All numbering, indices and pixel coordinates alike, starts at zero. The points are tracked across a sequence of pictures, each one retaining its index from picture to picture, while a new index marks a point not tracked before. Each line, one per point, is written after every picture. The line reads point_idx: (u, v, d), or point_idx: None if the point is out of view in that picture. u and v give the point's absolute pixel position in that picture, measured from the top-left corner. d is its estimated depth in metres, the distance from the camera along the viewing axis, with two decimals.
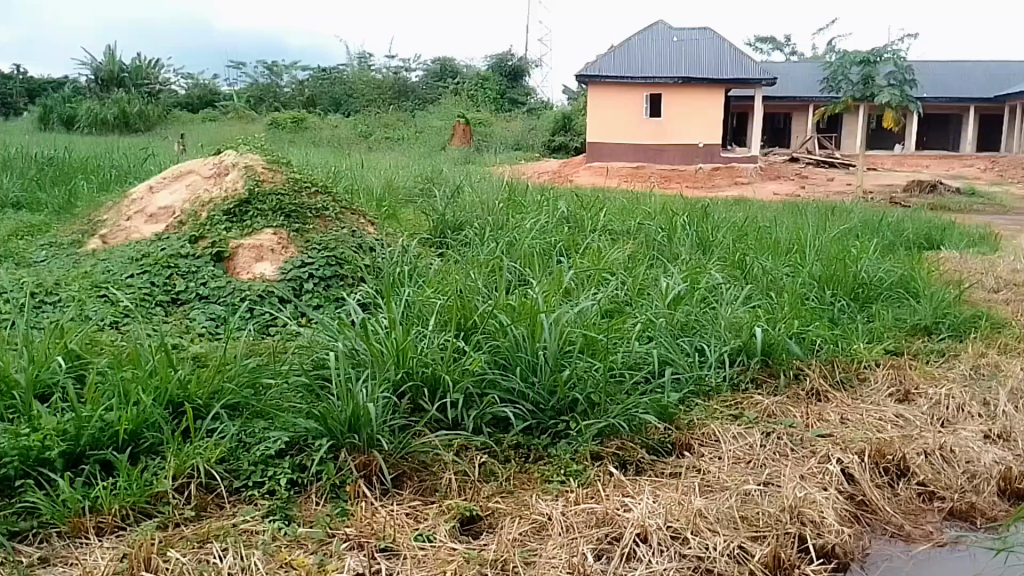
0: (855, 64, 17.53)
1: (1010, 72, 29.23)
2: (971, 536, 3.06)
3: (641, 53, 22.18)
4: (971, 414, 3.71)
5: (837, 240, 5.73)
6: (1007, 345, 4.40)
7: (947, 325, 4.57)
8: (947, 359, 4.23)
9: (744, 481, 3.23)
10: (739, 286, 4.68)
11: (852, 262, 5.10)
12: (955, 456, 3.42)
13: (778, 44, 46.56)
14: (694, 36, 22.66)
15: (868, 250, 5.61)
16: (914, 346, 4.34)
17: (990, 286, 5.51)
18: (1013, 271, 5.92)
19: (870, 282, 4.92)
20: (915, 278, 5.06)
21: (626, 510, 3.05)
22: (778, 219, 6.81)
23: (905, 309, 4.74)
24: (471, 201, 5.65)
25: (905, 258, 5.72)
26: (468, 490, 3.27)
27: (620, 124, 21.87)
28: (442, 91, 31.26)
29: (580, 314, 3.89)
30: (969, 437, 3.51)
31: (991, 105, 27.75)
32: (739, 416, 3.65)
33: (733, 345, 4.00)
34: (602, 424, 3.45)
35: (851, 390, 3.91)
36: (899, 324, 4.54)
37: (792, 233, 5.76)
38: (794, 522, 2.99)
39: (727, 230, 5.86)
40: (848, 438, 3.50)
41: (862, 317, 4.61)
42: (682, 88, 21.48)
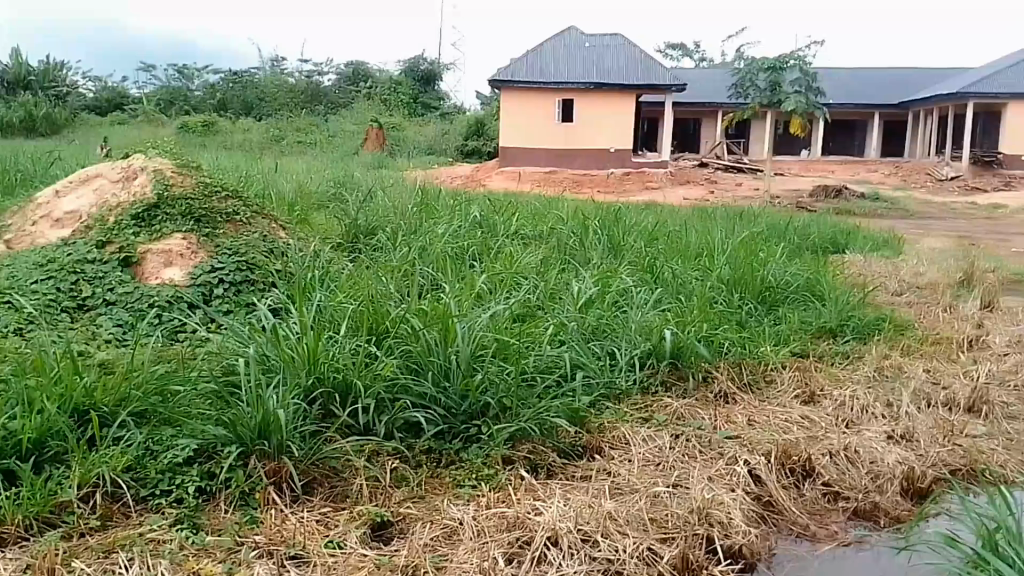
0: (762, 70, 19.08)
1: (914, 80, 29.91)
2: (875, 536, 3.06)
3: (553, 59, 22.41)
4: (874, 415, 3.76)
5: (746, 245, 5.81)
6: (910, 346, 4.53)
7: (852, 327, 4.67)
8: (852, 361, 4.33)
9: (654, 483, 3.25)
10: (649, 290, 4.68)
11: (760, 266, 5.20)
12: (859, 457, 3.43)
13: (687, 51, 46.89)
14: (606, 42, 23.00)
15: (775, 253, 5.75)
16: (820, 349, 4.43)
17: (893, 289, 5.67)
18: (915, 275, 6.09)
19: (777, 285, 5.02)
20: (821, 282, 5.18)
21: (537, 514, 3.05)
22: (688, 224, 6.89)
23: (811, 311, 4.83)
24: (384, 204, 5.62)
25: (811, 263, 5.83)
26: (380, 496, 3.25)
27: (533, 129, 21.96)
28: (354, 96, 31.26)
29: (491, 319, 3.88)
30: (873, 437, 3.54)
31: (894, 111, 28.42)
32: (649, 418, 3.68)
33: (643, 349, 4.04)
34: (512, 428, 3.44)
35: (758, 393, 3.97)
36: (806, 326, 4.64)
37: (703, 239, 5.87)
38: (702, 524, 3.00)
39: (639, 234, 5.92)
40: (755, 440, 3.53)
41: (770, 321, 4.69)
42: (593, 94, 21.73)
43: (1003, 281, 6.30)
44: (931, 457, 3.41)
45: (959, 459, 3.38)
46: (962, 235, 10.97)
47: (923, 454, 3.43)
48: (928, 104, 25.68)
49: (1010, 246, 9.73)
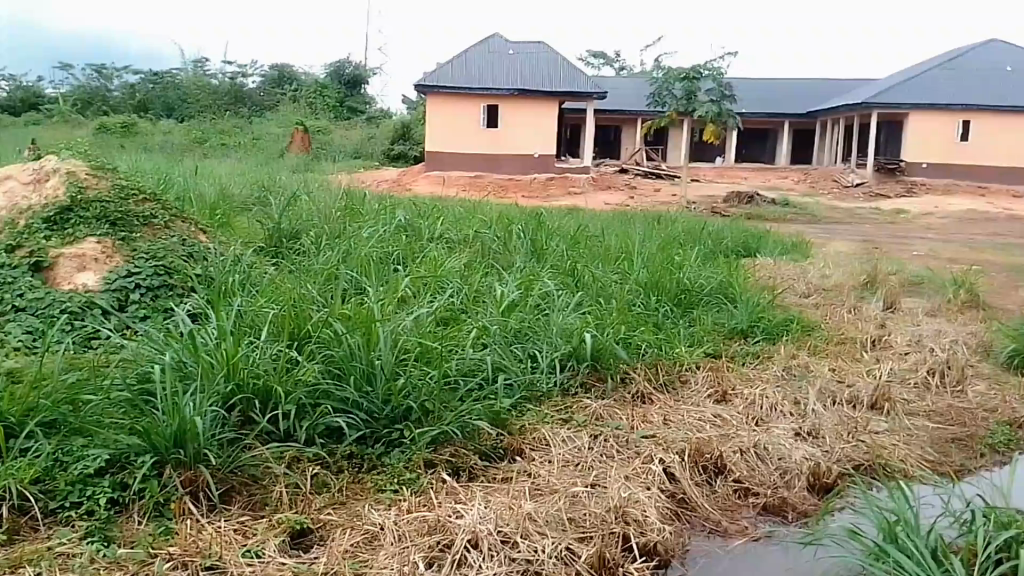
0: (678, 80, 19.41)
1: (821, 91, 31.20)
2: (782, 530, 3.16)
3: (477, 67, 23.11)
4: (784, 413, 3.90)
5: (663, 250, 5.97)
6: (817, 346, 4.71)
7: (762, 328, 4.83)
8: (762, 361, 4.48)
9: (572, 483, 3.29)
10: (570, 294, 4.73)
11: (676, 270, 5.35)
12: (768, 453, 3.54)
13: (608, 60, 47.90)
14: (528, 51, 24.02)
15: (691, 257, 5.89)
16: (732, 349, 4.57)
17: (801, 291, 5.88)
18: (822, 278, 6.34)
19: (692, 288, 5.17)
20: (734, 284, 5.32)
21: (457, 517, 3.05)
22: (609, 229, 7.06)
23: (724, 313, 4.97)
24: (308, 208, 5.56)
25: (725, 266, 5.98)
26: (300, 502, 3.20)
27: (459, 133, 22.40)
28: (280, 98, 31.69)
29: (414, 322, 3.89)
30: (781, 435, 3.67)
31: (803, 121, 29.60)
32: (569, 419, 3.73)
33: (563, 351, 4.08)
34: (434, 432, 3.44)
35: (673, 392, 4.08)
36: (718, 328, 4.78)
37: (622, 244, 5.99)
38: (618, 522, 3.05)
39: (562, 239, 6.00)
40: (670, 438, 3.61)
41: (684, 322, 4.81)
42: (518, 100, 22.24)
43: (904, 283, 6.59)
44: (836, 453, 3.55)
45: (861, 454, 3.53)
46: (868, 239, 11.49)
47: (828, 450, 3.57)
48: (835, 113, 26.83)
49: (909, 249, 10.22)
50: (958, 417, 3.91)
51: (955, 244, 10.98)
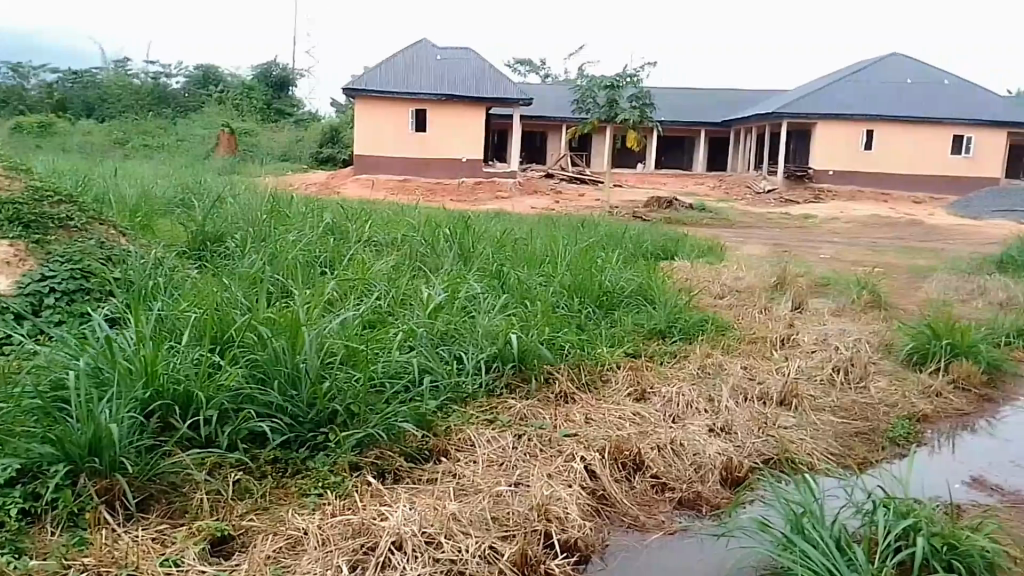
0: (604, 87, 20.00)
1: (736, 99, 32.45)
2: (697, 524, 3.27)
3: (405, 71, 23.05)
4: (698, 409, 4.04)
5: (586, 253, 6.14)
6: (730, 345, 4.90)
7: (679, 328, 5.00)
8: (679, 359, 4.64)
9: (497, 482, 3.34)
10: (496, 296, 4.81)
11: (598, 273, 5.51)
12: (684, 449, 3.67)
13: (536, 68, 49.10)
14: (456, 56, 24.07)
15: (613, 260, 6.06)
16: (651, 349, 4.72)
17: (716, 292, 6.12)
18: (735, 279, 6.60)
19: (613, 290, 5.33)
20: (653, 287, 5.50)
21: (382, 519, 3.04)
22: (535, 232, 7.24)
23: (644, 314, 5.14)
24: (233, 211, 5.48)
25: (644, 268, 6.19)
26: (221, 509, 3.11)
27: (385, 137, 22.44)
28: (204, 100, 31.47)
29: (341, 326, 3.87)
30: (696, 431, 3.80)
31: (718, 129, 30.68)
32: (493, 420, 3.79)
33: (488, 352, 4.13)
34: (360, 434, 3.44)
35: (596, 392, 4.18)
36: (638, 329, 4.93)
37: (545, 249, 6.11)
38: (541, 520, 3.11)
39: (488, 243, 6.06)
40: (590, 437, 3.70)
41: (606, 323, 4.96)
42: (445, 105, 22.30)
43: (812, 286, 6.84)
44: (748, 447, 3.70)
45: (771, 448, 3.69)
46: (778, 242, 11.99)
47: (740, 445, 3.72)
48: (747, 122, 27.83)
49: (816, 252, 10.65)
50: (862, 412, 4.13)
51: (857, 247, 11.56)
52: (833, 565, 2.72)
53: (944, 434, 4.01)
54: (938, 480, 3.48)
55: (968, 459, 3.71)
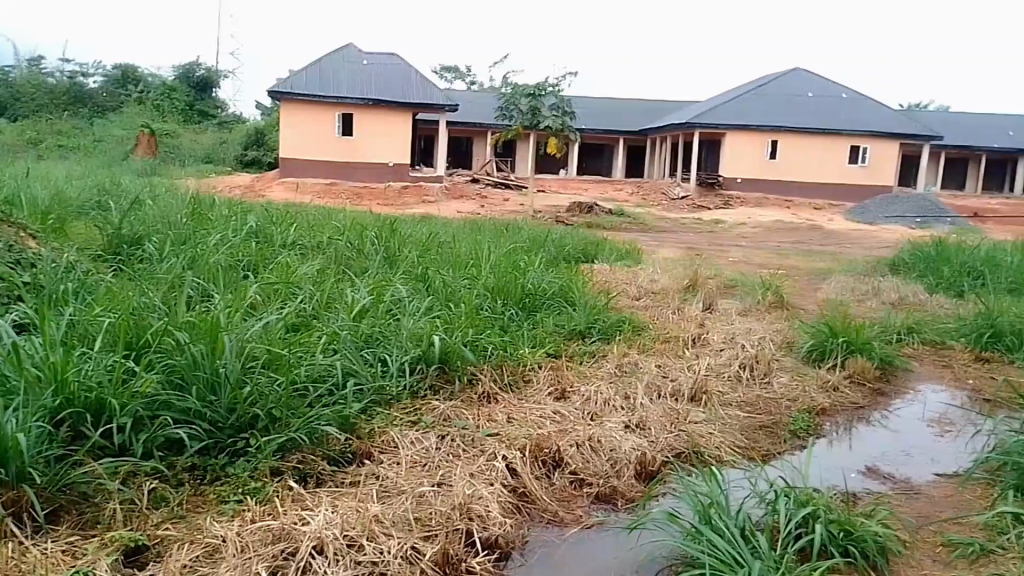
0: (525, 96, 20.99)
1: (652, 109, 34.34)
2: (612, 517, 3.40)
3: (332, 75, 23.96)
4: (615, 407, 4.19)
5: (509, 256, 6.28)
6: (644, 345, 5.11)
7: (598, 329, 5.18)
8: (597, 359, 4.80)
9: (419, 483, 3.37)
10: (421, 298, 4.87)
11: (521, 275, 5.64)
12: (601, 445, 3.79)
13: (460, 74, 52.78)
14: (382, 62, 25.18)
15: (535, 263, 6.22)
16: (571, 349, 4.87)
17: (633, 294, 6.37)
18: (651, 280, 6.89)
19: (535, 291, 5.46)
20: (573, 288, 5.68)
21: (303, 524, 3.02)
22: (460, 236, 7.32)
23: (564, 315, 5.30)
24: (151, 214, 5.39)
25: (566, 271, 6.35)
26: (136, 519, 3.00)
27: (312, 140, 23.21)
28: (124, 100, 32.12)
29: (264, 330, 3.84)
30: (613, 428, 3.94)
31: (635, 138, 32.36)
32: (417, 421, 3.83)
33: (413, 354, 4.17)
34: (281, 439, 3.41)
35: (517, 392, 4.28)
36: (558, 330, 5.08)
37: (471, 251, 6.20)
38: (462, 519, 3.18)
39: (413, 246, 6.14)
40: (512, 435, 3.79)
41: (529, 324, 5.09)
42: (373, 110, 23.17)
43: (722, 287, 7.13)
44: (660, 442, 3.87)
45: (683, 443, 3.87)
46: (693, 246, 12.47)
47: (654, 441, 3.87)
48: (662, 131, 29.25)
49: (728, 256, 11.09)
50: (766, 406, 4.38)
51: (762, 250, 12.18)
52: (738, 554, 2.87)
53: (840, 426, 4.29)
54: (836, 471, 3.70)
55: (862, 451, 3.97)
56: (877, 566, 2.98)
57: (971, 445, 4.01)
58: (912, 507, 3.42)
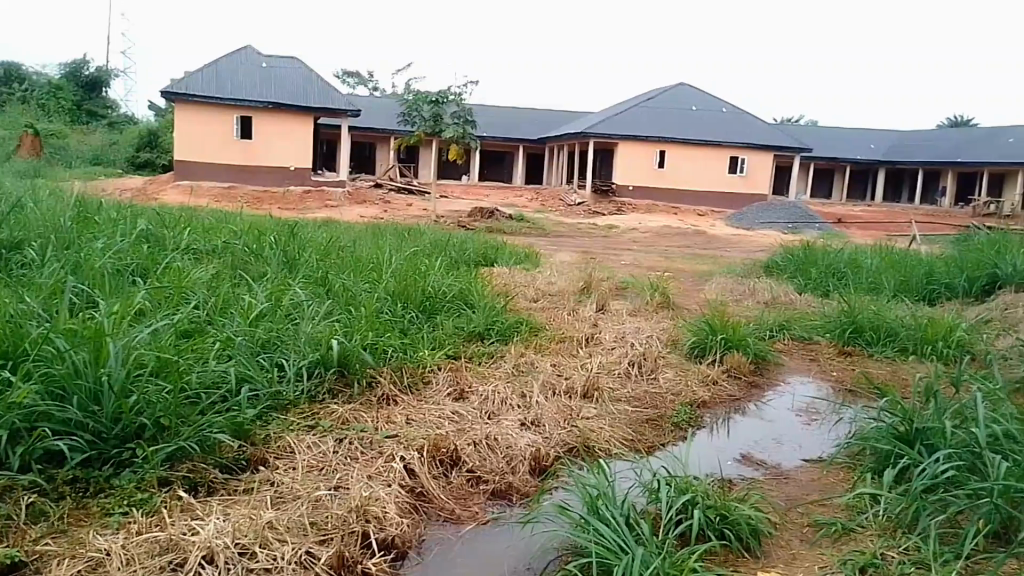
0: (427, 103, 21.52)
1: (551, 119, 35.78)
2: (506, 512, 3.50)
3: (230, 76, 24.97)
4: (511, 405, 4.32)
5: (410, 261, 6.38)
6: (541, 345, 5.29)
7: (496, 330, 5.33)
8: (495, 359, 4.93)
9: (316, 488, 3.36)
10: (321, 303, 4.85)
11: (422, 279, 5.74)
12: (498, 443, 3.91)
13: (362, 81, 54.86)
14: (282, 65, 26.32)
15: (435, 267, 6.32)
16: (470, 350, 4.98)
17: (530, 296, 6.57)
18: (547, 283, 7.16)
19: (435, 295, 5.56)
20: (473, 291, 5.83)
21: (193, 533, 2.93)
22: (362, 240, 7.42)
23: (463, 317, 5.41)
24: (31, 215, 5.20)
25: (465, 275, 6.49)
26: (11, 535, 2.83)
27: (209, 143, 23.94)
28: (7, 99, 32.89)
29: (153, 337, 3.73)
30: (509, 426, 4.06)
31: (535, 146, 33.69)
32: (314, 425, 3.82)
33: (310, 358, 4.16)
34: (170, 448, 3.30)
35: (416, 394, 4.34)
36: (458, 331, 5.18)
37: (371, 255, 6.28)
38: (358, 522, 3.19)
39: (313, 250, 6.11)
40: (411, 436, 3.84)
41: (429, 326, 5.18)
42: (271, 114, 24.23)
43: (614, 289, 7.43)
44: (554, 439, 4.02)
45: (575, 437, 4.03)
46: (585, 250, 12.91)
47: (548, 437, 4.03)
48: (560, 140, 30.39)
49: (618, 259, 11.56)
50: (652, 401, 4.63)
51: (650, 253, 12.78)
52: (623, 541, 3.01)
53: (719, 418, 4.57)
54: (713, 460, 3.96)
55: (738, 441, 4.25)
56: (750, 546, 3.21)
57: (834, 432, 4.37)
58: (782, 491, 3.71)
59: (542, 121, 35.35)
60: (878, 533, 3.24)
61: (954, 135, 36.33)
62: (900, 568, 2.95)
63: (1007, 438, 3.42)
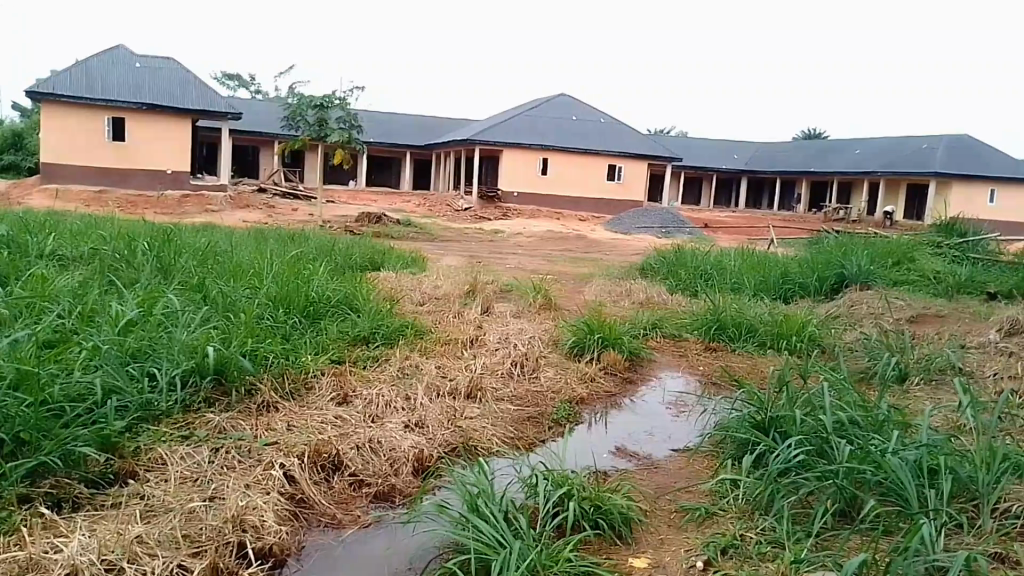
0: (312, 106, 22.17)
1: (435, 126, 36.59)
2: (388, 514, 3.55)
3: (99, 75, 24.00)
4: (396, 408, 4.40)
5: (293, 265, 6.34)
6: (425, 347, 5.39)
7: (382, 334, 5.39)
8: (379, 363, 5.00)
9: (189, 499, 3.29)
10: (197, 310, 4.72)
11: (305, 284, 5.73)
12: (381, 447, 3.96)
13: (243, 83, 54.22)
14: (157, 65, 25.45)
15: (319, 271, 6.30)
16: (355, 354, 5.02)
17: (416, 299, 6.69)
18: (434, 286, 7.26)
19: (319, 300, 5.55)
20: (358, 295, 5.87)
21: (56, 551, 2.81)
22: (242, 246, 7.38)
23: (348, 322, 5.43)
24: None
25: (350, 279, 6.50)
26: None
27: (78, 146, 23.09)
28: None
29: (9, 349, 3.54)
30: (392, 429, 4.12)
31: (420, 152, 34.37)
32: (189, 435, 3.74)
33: (185, 367, 4.04)
34: (31, 463, 3.13)
35: (298, 400, 4.33)
36: (342, 336, 5.20)
37: (251, 261, 6.23)
38: (234, 532, 3.14)
39: (190, 256, 6.05)
40: (291, 443, 3.83)
41: (312, 331, 5.16)
42: (145, 115, 23.42)
43: (498, 291, 7.59)
44: (437, 440, 4.11)
45: (456, 438, 4.14)
46: (472, 254, 13.16)
47: (431, 438, 4.12)
48: (446, 146, 30.91)
49: (504, 262, 11.82)
50: (533, 399, 4.83)
51: (535, 257, 13.13)
52: (500, 536, 3.10)
53: (596, 413, 4.80)
54: (588, 453, 4.16)
55: (614, 436, 4.48)
56: (622, 534, 3.40)
57: (700, 423, 4.68)
58: (652, 480, 3.95)
59: (425, 128, 36.09)
60: (737, 516, 3.50)
61: (799, 144, 39.24)
62: (756, 548, 3.20)
63: (850, 424, 3.81)
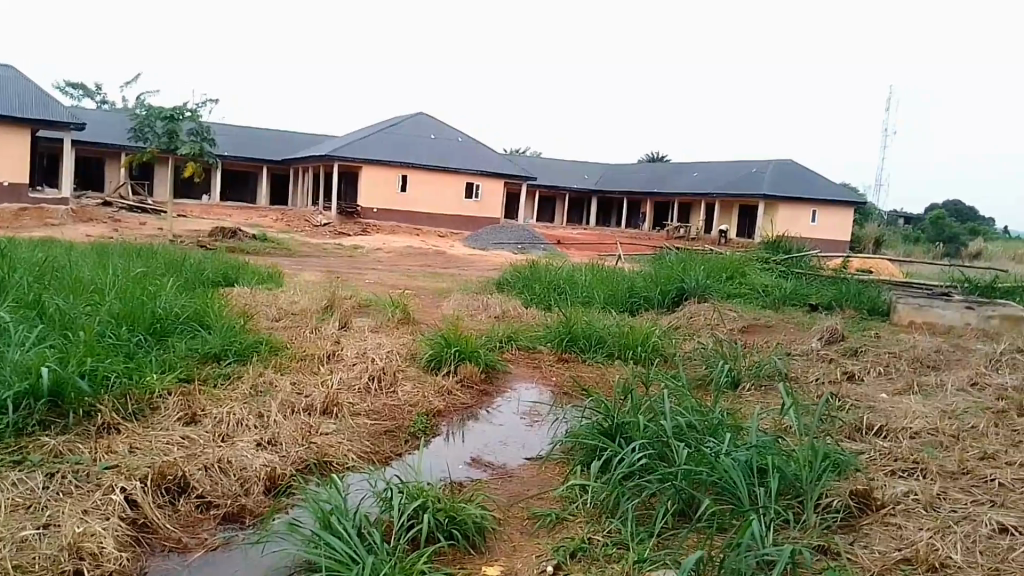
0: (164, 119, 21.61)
1: (296, 141, 36.40)
2: (239, 534, 3.50)
3: None
4: (247, 427, 4.35)
5: (139, 283, 6.17)
6: (280, 363, 5.37)
7: (233, 351, 5.33)
8: (230, 381, 4.94)
9: (21, 528, 3.10)
10: (32, 328, 4.49)
11: (151, 301, 5.59)
12: (231, 466, 3.91)
13: (88, 92, 51.54)
14: None
15: (166, 288, 6.15)
16: (205, 372, 4.93)
17: (271, 316, 6.66)
18: (290, 302, 7.27)
19: (165, 317, 5.42)
20: (210, 312, 5.77)
21: None
22: (82, 261, 7.11)
23: (198, 340, 5.33)
24: None
25: (202, 296, 6.38)
26: None
27: None
28: None
29: None
30: (243, 448, 4.08)
31: (279, 167, 34.05)
32: (20, 461, 3.56)
33: (17, 389, 3.83)
34: None
35: (142, 421, 4.20)
36: (191, 354, 5.10)
37: (92, 277, 6.03)
38: (71, 560, 2.99)
39: (23, 272, 5.78)
40: (133, 466, 3.71)
41: (158, 350, 5.01)
42: None
43: (357, 306, 7.66)
44: (291, 456, 4.11)
45: (310, 454, 4.16)
46: (330, 269, 13.06)
47: (285, 456, 4.10)
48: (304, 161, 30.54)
49: (362, 278, 11.84)
50: (390, 413, 4.89)
51: (393, 272, 13.22)
52: (353, 551, 3.10)
53: (453, 425, 4.96)
54: (445, 465, 4.30)
55: (472, 446, 4.64)
56: (474, 542, 3.48)
57: (552, 431, 4.92)
58: (507, 488, 4.09)
59: (285, 143, 35.78)
60: (586, 519, 3.67)
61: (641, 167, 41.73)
62: (602, 550, 3.36)
63: (688, 428, 4.12)
